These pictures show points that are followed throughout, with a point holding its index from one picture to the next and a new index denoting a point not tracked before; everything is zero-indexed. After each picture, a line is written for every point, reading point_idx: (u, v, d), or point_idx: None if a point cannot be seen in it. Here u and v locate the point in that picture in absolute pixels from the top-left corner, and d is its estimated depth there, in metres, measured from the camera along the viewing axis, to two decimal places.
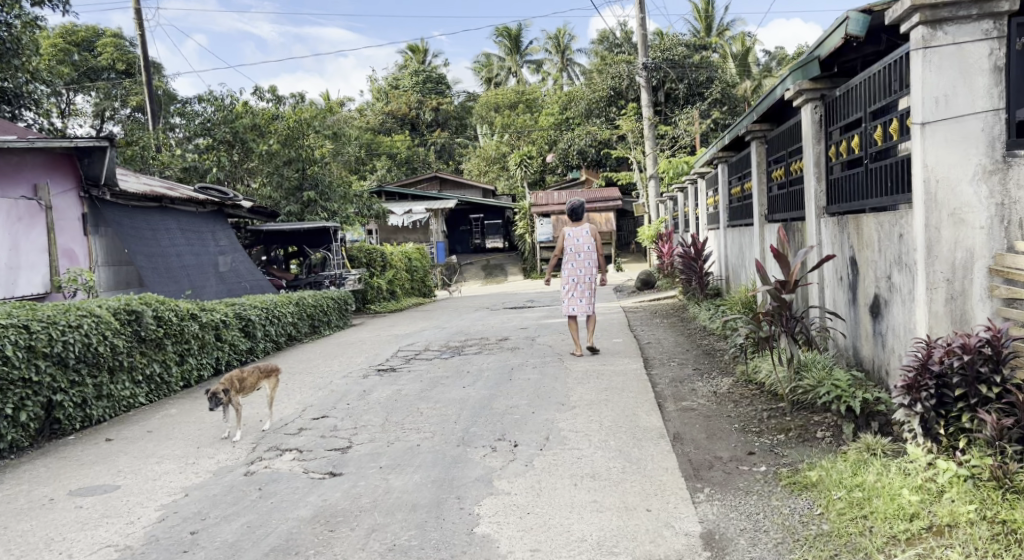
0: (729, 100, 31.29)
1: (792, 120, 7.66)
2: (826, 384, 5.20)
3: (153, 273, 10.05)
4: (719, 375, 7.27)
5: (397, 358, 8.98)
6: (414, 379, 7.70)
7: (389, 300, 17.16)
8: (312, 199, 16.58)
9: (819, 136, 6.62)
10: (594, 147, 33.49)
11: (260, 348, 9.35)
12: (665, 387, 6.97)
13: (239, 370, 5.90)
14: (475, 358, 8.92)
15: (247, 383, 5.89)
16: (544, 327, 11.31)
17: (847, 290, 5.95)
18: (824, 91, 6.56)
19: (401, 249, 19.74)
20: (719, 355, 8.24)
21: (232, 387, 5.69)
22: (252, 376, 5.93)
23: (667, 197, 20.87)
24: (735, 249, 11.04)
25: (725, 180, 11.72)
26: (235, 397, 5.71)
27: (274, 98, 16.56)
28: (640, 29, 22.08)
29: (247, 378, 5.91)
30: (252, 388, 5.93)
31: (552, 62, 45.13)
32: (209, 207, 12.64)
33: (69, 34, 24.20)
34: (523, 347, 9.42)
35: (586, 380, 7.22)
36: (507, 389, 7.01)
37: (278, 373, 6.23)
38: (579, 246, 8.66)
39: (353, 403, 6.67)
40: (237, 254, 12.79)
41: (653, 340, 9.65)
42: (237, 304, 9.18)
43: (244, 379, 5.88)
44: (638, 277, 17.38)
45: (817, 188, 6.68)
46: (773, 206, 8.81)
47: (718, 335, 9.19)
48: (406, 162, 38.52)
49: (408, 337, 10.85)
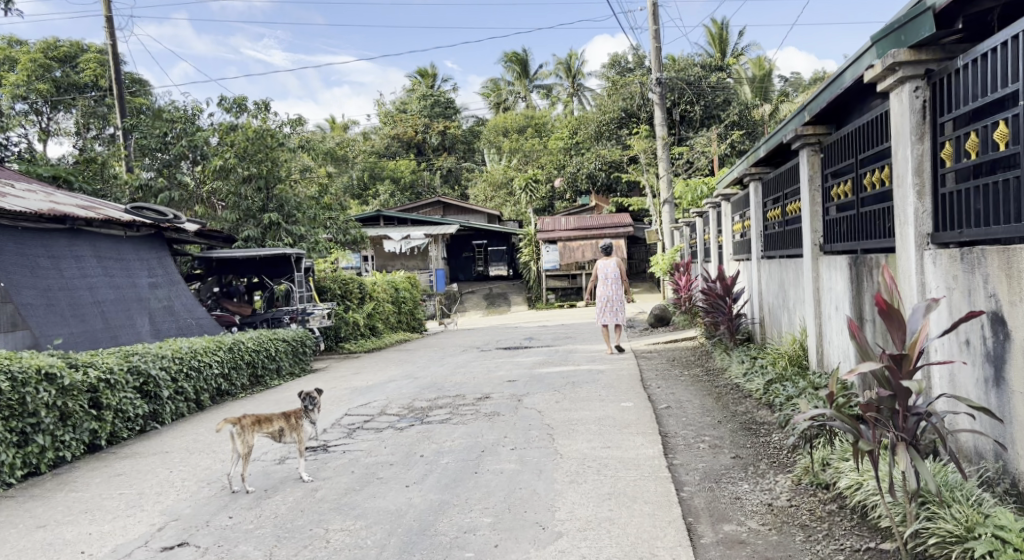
0: (747, 123, 29.42)
1: (872, 114, 5.56)
2: (984, 537, 3.06)
3: (45, 311, 8.08)
4: (770, 473, 5.15)
5: (337, 429, 6.87)
6: (345, 467, 5.60)
7: (367, 336, 15.05)
8: (276, 221, 14.25)
9: (922, 131, 4.54)
10: (604, 171, 31.55)
11: (168, 412, 7.36)
12: (695, 493, 4.85)
13: (267, 424, 5.21)
14: (439, 429, 6.78)
15: (275, 423, 5.25)
16: (537, 379, 9.19)
17: (981, 363, 3.81)
18: (931, 64, 4.46)
19: (388, 279, 17.70)
20: (763, 433, 6.14)
21: (286, 426, 5.29)
22: (273, 423, 5.23)
23: (683, 223, 18.67)
24: (774, 286, 8.92)
25: (760, 202, 9.64)
26: (287, 431, 5.29)
27: (238, 109, 14.58)
28: (653, 43, 20.24)
29: (270, 415, 5.27)
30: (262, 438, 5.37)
31: (562, 86, 43.45)
32: (143, 230, 10.63)
33: (50, 48, 22.37)
34: (505, 412, 7.27)
35: (580, 477, 5.12)
36: (465, 492, 4.90)
37: (234, 420, 5.04)
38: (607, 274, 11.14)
39: (238, 517, 4.59)
40: (176, 287, 10.79)
41: (672, 403, 7.51)
42: (132, 355, 7.12)
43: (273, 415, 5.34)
44: (650, 313, 15.26)
45: (918, 205, 4.55)
46: (834, 233, 6.71)
47: (758, 402, 7.06)
48: (409, 187, 36.60)
49: (367, 392, 8.76)
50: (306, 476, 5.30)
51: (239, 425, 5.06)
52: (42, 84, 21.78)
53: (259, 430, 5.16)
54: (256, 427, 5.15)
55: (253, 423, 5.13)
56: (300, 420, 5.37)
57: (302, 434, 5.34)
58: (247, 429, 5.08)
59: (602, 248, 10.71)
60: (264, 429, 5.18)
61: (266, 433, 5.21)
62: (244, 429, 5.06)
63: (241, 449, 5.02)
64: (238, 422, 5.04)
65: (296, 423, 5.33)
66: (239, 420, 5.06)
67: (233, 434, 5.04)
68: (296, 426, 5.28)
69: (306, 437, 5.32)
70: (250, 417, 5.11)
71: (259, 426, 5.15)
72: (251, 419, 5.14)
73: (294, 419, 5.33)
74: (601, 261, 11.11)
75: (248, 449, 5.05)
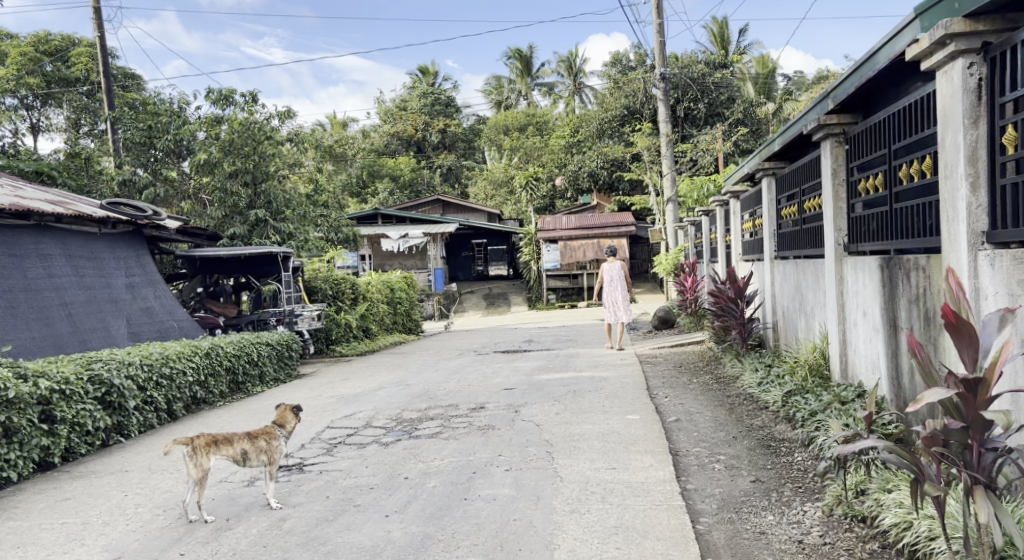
0: (752, 121, 28.86)
1: (911, 98, 4.97)
2: None
3: (4, 315, 7.53)
4: (797, 502, 4.57)
5: (316, 445, 6.29)
6: (320, 492, 5.02)
7: (361, 339, 14.47)
8: (263, 218, 13.66)
9: (977, 113, 3.95)
10: (606, 169, 30.96)
11: (134, 423, 6.78)
12: (713, 527, 4.26)
13: (227, 445, 4.62)
14: (427, 445, 6.20)
15: (237, 444, 4.65)
16: (536, 387, 8.61)
17: None
18: (989, 36, 3.88)
19: (383, 279, 17.12)
20: (783, 452, 5.57)
21: (250, 449, 4.68)
22: (234, 444, 4.64)
23: (688, 222, 18.06)
24: (790, 289, 8.33)
25: (773, 198, 9.04)
26: (252, 455, 4.68)
27: (226, 101, 13.99)
28: (657, 38, 19.66)
29: (232, 435, 4.68)
30: (225, 460, 4.78)
31: (564, 84, 42.84)
32: (121, 226, 10.04)
33: (41, 42, 21.72)
34: (500, 426, 6.67)
35: (582, 506, 4.54)
36: (450, 525, 4.32)
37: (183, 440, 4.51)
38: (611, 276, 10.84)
39: (190, 555, 4.01)
40: (156, 287, 10.26)
41: (682, 416, 6.93)
42: (93, 363, 6.52)
43: (237, 435, 4.75)
44: (654, 315, 14.67)
45: (971, 200, 3.97)
46: (861, 231, 6.12)
47: (775, 415, 6.48)
48: (408, 185, 35.98)
49: (353, 401, 8.19)
50: (274, 503, 4.70)
51: (191, 446, 4.53)
52: (32, 78, 21.15)
53: (217, 452, 4.59)
54: (214, 450, 4.58)
55: (207, 444, 4.57)
56: (267, 441, 4.76)
57: (271, 456, 4.74)
58: (202, 451, 4.54)
59: (606, 251, 10.12)
60: (224, 452, 4.61)
61: (228, 457, 4.63)
62: (197, 451, 4.53)
63: (194, 474, 4.49)
64: (189, 442, 4.51)
65: (262, 445, 4.73)
66: (191, 441, 4.53)
67: (184, 457, 4.52)
68: (261, 447, 4.69)
69: (275, 459, 4.70)
70: (204, 437, 4.57)
71: (216, 447, 4.60)
72: (209, 439, 4.59)
73: (261, 440, 4.73)
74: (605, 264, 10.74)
75: (202, 474, 4.52)
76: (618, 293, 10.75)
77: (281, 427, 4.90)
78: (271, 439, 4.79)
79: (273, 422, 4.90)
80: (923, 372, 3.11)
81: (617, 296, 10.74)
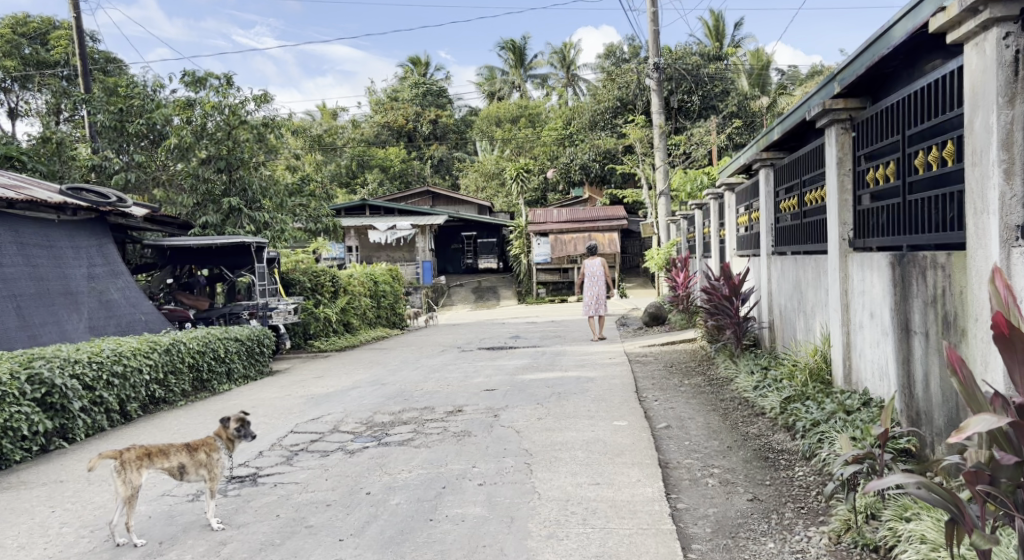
0: (746, 114, 28.40)
1: (930, 78, 4.49)
2: None
3: None
4: (800, 526, 4.09)
5: (275, 452, 5.78)
6: (271, 509, 4.50)
7: (341, 333, 13.96)
8: (237, 207, 13.10)
9: (1012, 90, 3.48)
10: (598, 162, 30.46)
11: (80, 427, 6.27)
12: (707, 556, 3.79)
13: (163, 458, 4.12)
14: (396, 453, 5.70)
15: (174, 458, 4.16)
16: (519, 388, 8.13)
17: None
18: None
19: (366, 271, 16.58)
20: (782, 466, 5.10)
21: (189, 463, 4.19)
22: (172, 457, 4.15)
23: (680, 216, 17.59)
24: (789, 286, 7.85)
25: (771, 190, 8.54)
26: (192, 470, 4.20)
27: (199, 85, 13.41)
28: (651, 27, 19.14)
29: (168, 447, 4.18)
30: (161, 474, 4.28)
31: (557, 76, 42.23)
32: (82, 213, 9.50)
33: (19, 25, 21.03)
34: (476, 432, 6.18)
35: (560, 531, 4.03)
36: (411, 552, 3.82)
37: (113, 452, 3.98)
38: (592, 272, 11.53)
39: None
40: (121, 279, 9.72)
41: (673, 422, 6.46)
42: (34, 361, 6.00)
43: (173, 447, 4.25)
44: (645, 312, 14.21)
45: (1003, 189, 3.50)
46: (868, 225, 5.64)
47: (773, 424, 6.00)
48: (398, 176, 35.39)
49: (323, 402, 7.69)
50: (216, 523, 4.18)
51: (122, 461, 4.00)
52: (9, 61, 20.43)
53: (151, 467, 4.08)
54: (147, 464, 4.07)
55: (140, 457, 4.05)
56: (207, 454, 4.27)
57: (211, 471, 4.24)
58: (134, 467, 4.02)
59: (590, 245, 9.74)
60: (160, 467, 4.11)
61: (165, 471, 4.13)
62: (127, 465, 4.00)
63: (123, 492, 3.97)
64: (118, 456, 3.98)
65: (202, 458, 4.24)
66: (120, 454, 4.00)
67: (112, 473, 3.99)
68: (202, 461, 4.20)
69: (216, 475, 4.21)
70: (136, 450, 4.05)
71: (149, 460, 4.09)
72: (142, 452, 4.08)
73: (201, 453, 4.24)
74: (587, 260, 11.37)
75: (133, 492, 4.00)
76: (600, 290, 11.60)
77: (221, 436, 4.41)
78: (212, 451, 4.30)
79: (212, 432, 4.40)
80: (965, 393, 2.70)
81: (599, 294, 11.57)
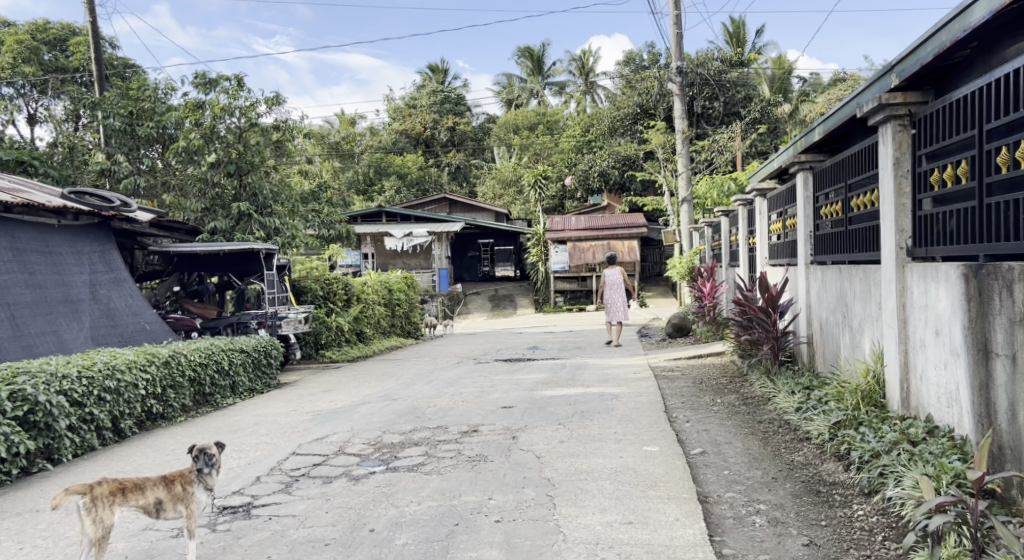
0: (769, 120, 27.72)
1: (1016, 63, 3.91)
2: None
3: None
4: None
5: (274, 478, 5.27)
6: (261, 549, 3.98)
7: (353, 343, 13.48)
8: (246, 212, 12.71)
9: None
10: (618, 169, 29.87)
11: (66, 446, 5.81)
12: None
13: (139, 494, 3.67)
14: (406, 479, 5.18)
15: (149, 493, 3.70)
16: (538, 405, 7.59)
17: None
18: None
19: (380, 279, 16.11)
20: (839, 503, 4.51)
21: (166, 498, 3.73)
22: (148, 492, 3.69)
23: (704, 224, 16.97)
24: (832, 299, 7.26)
25: (810, 196, 7.94)
26: (169, 505, 3.74)
27: (210, 86, 13.03)
28: (674, 30, 18.60)
29: (142, 481, 3.72)
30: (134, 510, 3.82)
31: (576, 84, 41.67)
32: (82, 218, 9.07)
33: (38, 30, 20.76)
34: (493, 456, 5.64)
35: None
36: None
37: (82, 489, 3.50)
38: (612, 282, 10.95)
39: None
40: (123, 287, 9.27)
41: (708, 447, 5.89)
42: (18, 376, 5.55)
43: (147, 479, 3.79)
44: (669, 323, 13.61)
45: None
46: (932, 232, 5.04)
47: (823, 452, 5.41)
48: (415, 183, 34.95)
49: (330, 419, 7.19)
50: None
51: (92, 497, 3.53)
52: (27, 66, 20.12)
53: (125, 504, 3.62)
54: (118, 500, 3.62)
55: (112, 493, 3.59)
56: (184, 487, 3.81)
57: (190, 506, 3.77)
58: (105, 505, 3.55)
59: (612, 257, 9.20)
60: (134, 505, 3.65)
61: (138, 508, 3.67)
62: (97, 502, 3.53)
63: (92, 532, 3.50)
64: (87, 492, 3.51)
65: (179, 492, 3.77)
66: (89, 490, 3.53)
67: (81, 511, 3.51)
68: (180, 495, 3.74)
69: (195, 512, 3.72)
70: (108, 485, 3.59)
71: (122, 497, 3.62)
72: (114, 487, 3.61)
73: (179, 485, 3.78)
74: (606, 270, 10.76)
75: (103, 532, 3.53)
76: (619, 297, 11.00)
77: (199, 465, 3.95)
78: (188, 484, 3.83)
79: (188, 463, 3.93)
80: None
81: (618, 301, 10.97)
